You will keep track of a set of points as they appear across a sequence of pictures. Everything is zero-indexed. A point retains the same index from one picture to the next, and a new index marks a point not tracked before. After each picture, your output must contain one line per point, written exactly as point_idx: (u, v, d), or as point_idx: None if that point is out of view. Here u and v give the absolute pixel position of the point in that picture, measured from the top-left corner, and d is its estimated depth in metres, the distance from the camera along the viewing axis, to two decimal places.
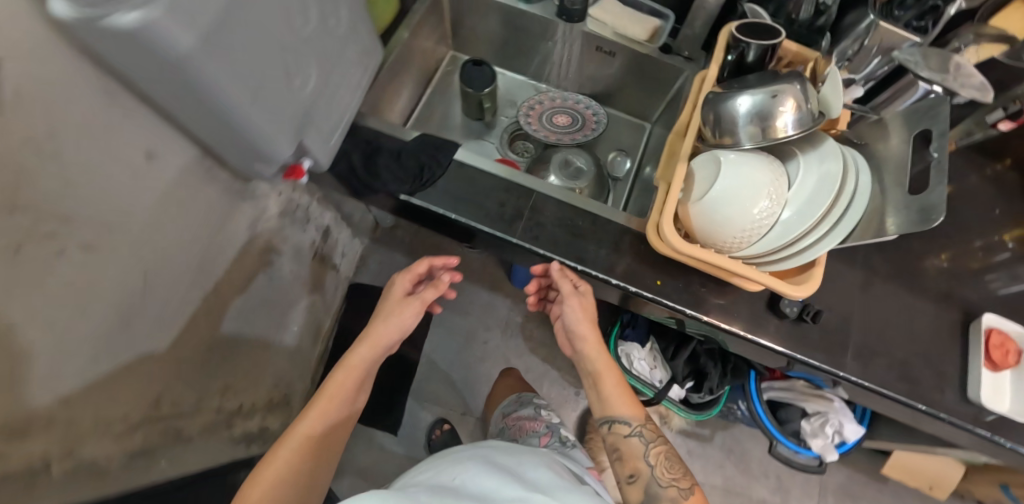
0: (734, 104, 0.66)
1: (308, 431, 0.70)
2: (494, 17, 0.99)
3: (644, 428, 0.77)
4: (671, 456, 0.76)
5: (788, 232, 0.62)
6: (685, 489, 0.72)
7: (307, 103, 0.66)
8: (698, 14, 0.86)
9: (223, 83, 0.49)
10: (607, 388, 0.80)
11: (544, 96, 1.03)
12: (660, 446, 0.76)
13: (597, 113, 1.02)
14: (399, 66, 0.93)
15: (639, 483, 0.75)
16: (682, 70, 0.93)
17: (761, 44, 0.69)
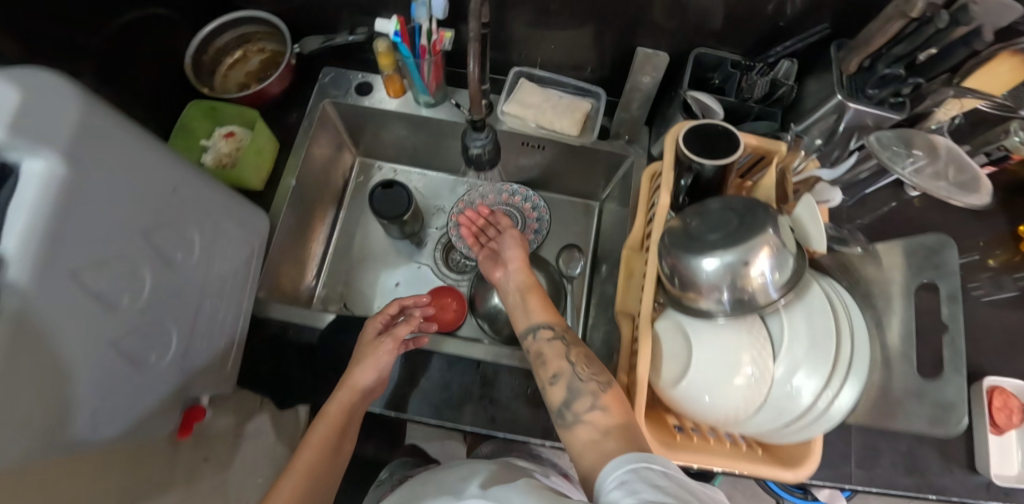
0: (695, 262, 0.52)
1: (304, 476, 0.57)
2: (397, 126, 0.84)
3: (565, 331, 0.61)
4: (592, 358, 0.58)
5: (782, 418, 0.52)
6: (600, 390, 0.53)
7: (192, 328, 0.54)
8: (632, 95, 0.74)
9: (76, 366, 0.37)
10: (529, 297, 0.66)
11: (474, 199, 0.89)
12: (580, 348, 0.59)
13: (539, 208, 0.88)
14: (297, 212, 0.79)
15: (560, 381, 0.56)
16: (624, 156, 0.80)
17: (718, 164, 0.57)
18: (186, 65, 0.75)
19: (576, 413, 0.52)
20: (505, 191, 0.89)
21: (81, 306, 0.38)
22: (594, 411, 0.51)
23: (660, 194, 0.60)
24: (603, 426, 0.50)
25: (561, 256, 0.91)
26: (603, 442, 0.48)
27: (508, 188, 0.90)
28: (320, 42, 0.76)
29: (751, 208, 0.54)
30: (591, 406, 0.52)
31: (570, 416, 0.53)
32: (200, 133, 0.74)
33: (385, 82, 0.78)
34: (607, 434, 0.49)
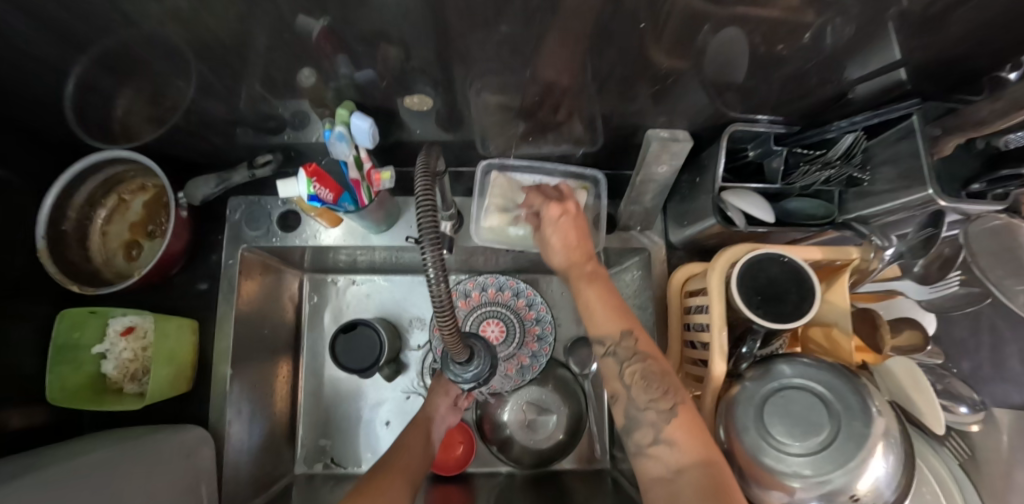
0: (789, 479, 0.42)
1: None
2: (344, 253, 0.64)
3: (621, 343, 0.45)
4: (651, 374, 0.43)
5: None
6: (671, 408, 0.41)
7: None
8: (646, 188, 0.56)
9: None
10: (585, 292, 0.49)
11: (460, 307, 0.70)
12: (639, 364, 0.44)
13: (537, 305, 0.70)
14: (252, 390, 0.63)
15: (617, 404, 0.44)
16: (639, 250, 0.63)
17: (784, 328, 0.45)
18: (39, 249, 0.54)
19: (640, 446, 0.41)
20: (493, 289, 0.70)
21: None
22: (658, 447, 0.40)
23: (713, 361, 0.47)
24: (676, 465, 0.38)
25: (571, 355, 0.73)
26: (677, 485, 0.37)
27: (496, 285, 0.70)
28: (212, 187, 0.56)
29: (841, 394, 0.44)
30: (655, 439, 0.40)
31: (633, 447, 0.42)
32: (89, 339, 0.56)
33: (318, 217, 0.57)
34: (680, 473, 0.37)
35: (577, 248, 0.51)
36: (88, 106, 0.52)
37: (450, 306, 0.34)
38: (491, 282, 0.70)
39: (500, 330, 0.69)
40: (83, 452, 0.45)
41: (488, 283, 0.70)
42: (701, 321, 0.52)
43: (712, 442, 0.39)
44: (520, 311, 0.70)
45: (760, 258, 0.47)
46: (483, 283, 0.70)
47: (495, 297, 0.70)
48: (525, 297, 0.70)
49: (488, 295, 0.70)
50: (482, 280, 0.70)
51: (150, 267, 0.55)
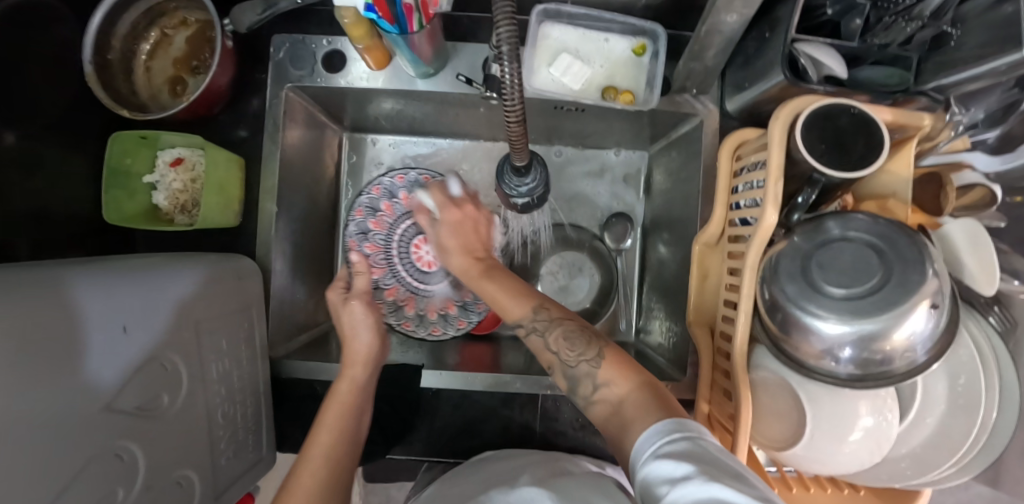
0: (824, 320, 0.42)
1: (337, 456, 0.46)
2: (388, 101, 0.65)
3: (536, 318, 0.48)
4: (573, 333, 0.46)
5: (920, 471, 0.46)
6: (597, 357, 0.44)
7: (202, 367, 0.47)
8: (710, 40, 0.52)
9: (30, 411, 0.30)
10: (485, 285, 0.53)
11: (371, 228, 0.70)
12: (558, 330, 0.47)
13: None
14: (294, 237, 0.65)
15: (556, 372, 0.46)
16: (692, 115, 0.62)
17: (845, 176, 0.44)
18: (87, 74, 0.54)
19: (586, 398, 0.43)
20: (405, 193, 0.70)
21: (48, 346, 0.32)
22: (600, 391, 0.42)
23: (765, 212, 0.46)
24: (616, 400, 0.41)
25: (607, 229, 0.76)
26: (620, 413, 0.39)
27: (430, 186, 0.70)
28: (257, 14, 0.54)
29: (896, 243, 0.43)
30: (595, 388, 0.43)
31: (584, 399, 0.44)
32: (140, 169, 0.57)
33: (364, 56, 0.57)
34: (621, 402, 0.40)
35: (467, 251, 0.57)
36: None
37: (521, 99, 0.34)
38: (399, 181, 0.69)
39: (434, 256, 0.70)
40: (173, 256, 0.49)
41: (419, 180, 0.69)
42: (753, 178, 0.51)
43: (643, 375, 0.42)
44: None
45: (828, 106, 0.45)
46: (405, 182, 0.69)
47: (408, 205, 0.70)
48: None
49: (400, 201, 0.70)
50: (388, 182, 0.70)
51: (199, 94, 0.55)
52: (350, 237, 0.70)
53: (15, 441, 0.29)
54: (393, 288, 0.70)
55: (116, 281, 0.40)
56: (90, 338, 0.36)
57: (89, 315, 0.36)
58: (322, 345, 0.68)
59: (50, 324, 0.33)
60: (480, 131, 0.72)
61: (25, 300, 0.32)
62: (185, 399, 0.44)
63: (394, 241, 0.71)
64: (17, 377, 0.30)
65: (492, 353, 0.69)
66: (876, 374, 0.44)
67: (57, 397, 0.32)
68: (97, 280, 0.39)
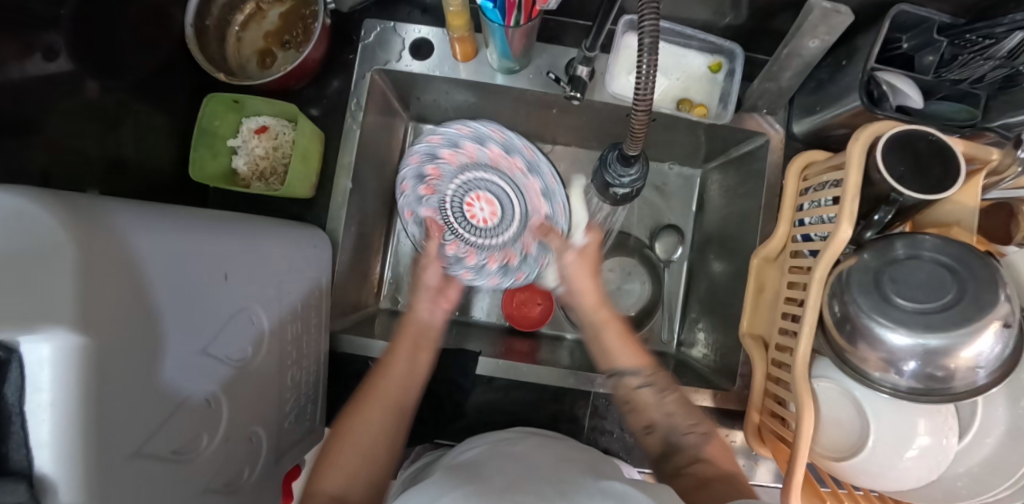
0: (893, 333, 0.44)
1: (388, 412, 0.50)
2: (462, 93, 0.67)
3: (653, 375, 0.55)
4: (686, 404, 0.54)
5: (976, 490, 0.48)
6: (705, 434, 0.51)
7: (279, 328, 0.47)
8: (789, 62, 0.56)
9: (145, 341, 0.30)
10: (603, 332, 0.60)
11: (424, 194, 0.71)
12: (674, 395, 0.54)
13: (526, 153, 0.70)
14: (358, 216, 0.66)
15: (656, 434, 0.52)
16: (758, 135, 0.64)
17: (921, 198, 0.46)
18: (187, 36, 0.56)
19: (677, 467, 0.49)
20: (468, 143, 0.70)
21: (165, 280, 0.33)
22: (698, 463, 0.48)
23: (838, 226, 0.48)
24: (706, 476, 0.47)
25: (657, 239, 0.78)
26: (708, 488, 0.45)
27: (501, 142, 0.70)
28: None
29: (970, 265, 0.45)
30: (695, 459, 0.49)
31: (671, 469, 0.50)
32: (225, 132, 0.59)
33: (453, 45, 0.59)
34: (711, 479, 0.46)
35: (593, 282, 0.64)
36: None
37: (652, 94, 0.36)
38: (497, 135, 0.69)
39: (495, 210, 0.71)
40: (256, 217, 0.50)
41: (490, 135, 0.69)
42: (822, 196, 0.53)
43: (736, 467, 0.49)
44: (494, 158, 0.71)
45: (908, 132, 0.47)
46: (470, 133, 0.69)
47: (472, 157, 0.71)
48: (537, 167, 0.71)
49: (464, 152, 0.70)
50: (450, 133, 0.69)
51: (292, 66, 0.57)
52: (403, 207, 0.71)
53: (128, 365, 0.29)
54: (440, 227, 0.71)
55: (223, 230, 0.41)
56: (197, 281, 0.36)
57: (196, 259, 0.36)
58: (372, 325, 0.68)
59: (170, 259, 0.33)
60: (544, 132, 0.74)
61: (129, 231, 0.30)
62: (264, 355, 0.45)
63: (450, 200, 0.71)
64: (140, 303, 0.30)
65: (539, 349, 0.70)
66: (943, 391, 0.45)
67: (166, 330, 0.33)
68: (207, 226, 0.40)
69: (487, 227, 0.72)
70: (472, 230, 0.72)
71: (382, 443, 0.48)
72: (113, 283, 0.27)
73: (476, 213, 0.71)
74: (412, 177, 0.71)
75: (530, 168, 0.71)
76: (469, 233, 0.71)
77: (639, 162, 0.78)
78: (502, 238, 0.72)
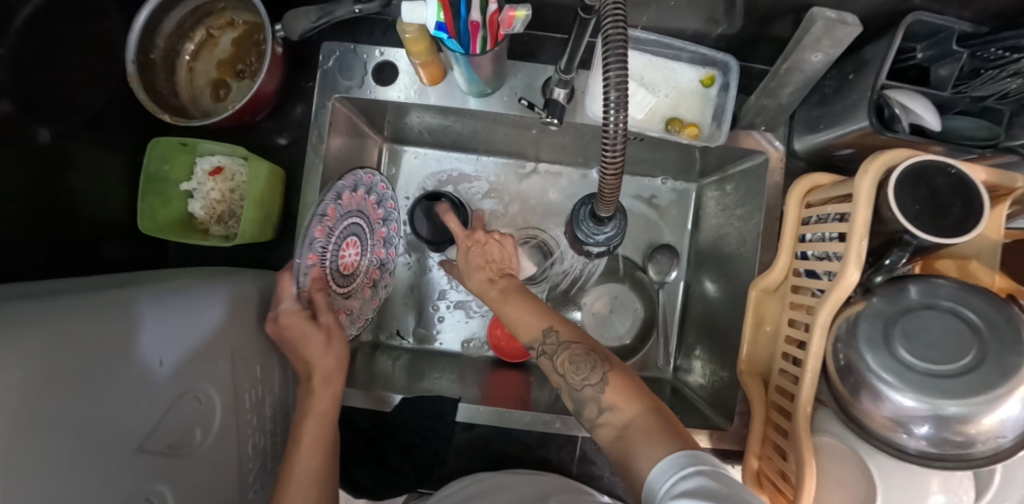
0: (902, 394, 0.40)
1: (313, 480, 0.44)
2: (433, 117, 0.61)
3: (546, 340, 0.46)
4: (579, 355, 0.43)
5: None
6: (603, 381, 0.41)
7: (230, 399, 0.44)
8: (789, 78, 0.50)
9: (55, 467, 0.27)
10: (505, 310, 0.49)
11: (315, 235, 0.49)
12: (574, 348, 0.44)
13: (387, 202, 0.62)
14: None
15: (563, 395, 0.44)
16: (756, 153, 0.58)
17: (939, 241, 0.41)
18: (129, 74, 0.51)
19: (591, 421, 0.42)
20: (348, 192, 0.54)
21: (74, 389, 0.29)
22: (604, 415, 0.41)
23: (844, 269, 0.43)
24: (622, 424, 0.39)
25: (650, 260, 0.73)
26: (625, 438, 0.38)
27: (370, 185, 0.57)
28: (311, 21, 0.51)
29: (994, 322, 0.40)
30: (600, 411, 0.41)
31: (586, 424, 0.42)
32: (177, 175, 0.54)
33: (418, 70, 0.53)
34: (628, 427, 0.39)
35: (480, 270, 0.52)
36: None
37: (622, 146, 0.31)
38: (369, 178, 0.57)
39: (356, 256, 0.57)
40: (201, 278, 0.46)
41: (344, 187, 0.52)
42: (826, 230, 0.48)
43: (650, 400, 0.40)
44: (369, 209, 0.58)
45: (925, 164, 0.42)
46: (358, 180, 0.54)
47: (351, 205, 0.55)
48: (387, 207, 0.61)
49: (342, 203, 0.53)
50: (325, 204, 0.49)
51: (244, 102, 0.52)
52: (299, 258, 0.46)
53: (43, 489, 0.26)
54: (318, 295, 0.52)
55: (166, 309, 0.39)
56: (122, 377, 0.33)
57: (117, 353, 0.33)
58: None
59: (81, 361, 0.30)
60: (526, 150, 0.69)
61: (30, 346, 0.27)
62: (216, 435, 0.42)
63: (331, 247, 0.52)
64: (46, 423, 0.27)
65: (527, 384, 0.66)
66: (955, 455, 0.41)
67: (91, 435, 0.30)
68: (148, 308, 0.37)
69: (346, 275, 0.57)
70: (337, 279, 0.55)
71: None
72: (13, 404, 0.25)
73: (344, 260, 0.55)
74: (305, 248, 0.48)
75: (381, 207, 0.61)
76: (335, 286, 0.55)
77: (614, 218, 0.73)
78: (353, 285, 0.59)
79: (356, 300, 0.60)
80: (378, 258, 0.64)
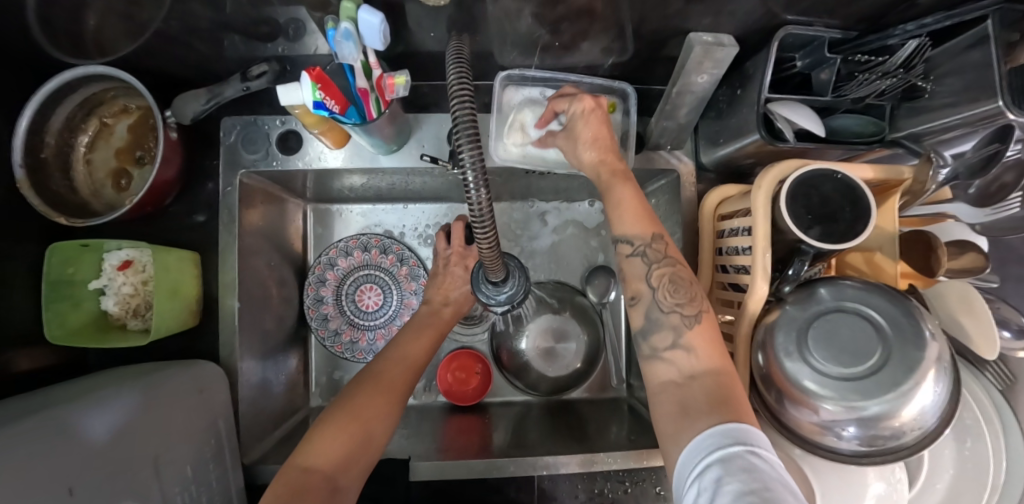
0: (823, 400, 0.40)
1: (352, 436, 0.43)
2: (352, 177, 0.61)
3: (651, 245, 0.43)
4: (680, 279, 0.42)
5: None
6: (694, 318, 0.41)
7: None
8: (682, 100, 0.51)
9: None
10: (620, 192, 0.45)
11: (321, 295, 0.71)
12: (671, 266, 0.43)
13: (392, 248, 0.71)
14: (262, 326, 0.61)
15: (638, 306, 0.43)
16: (668, 170, 0.60)
17: (836, 249, 0.42)
18: (18, 179, 0.49)
19: (655, 348, 0.41)
20: (343, 259, 0.71)
21: None
22: (676, 351, 0.40)
23: (755, 283, 0.45)
24: (689, 371, 0.39)
25: (590, 283, 0.74)
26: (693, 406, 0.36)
27: (360, 246, 0.71)
28: (202, 103, 0.50)
29: (894, 317, 0.41)
30: (673, 344, 0.40)
31: (646, 350, 0.42)
32: (83, 276, 0.52)
33: (321, 136, 0.53)
34: (694, 378, 0.38)
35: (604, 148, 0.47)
36: (56, 23, 0.45)
37: (489, 209, 0.31)
38: (354, 244, 0.71)
39: (379, 296, 0.72)
40: (105, 386, 0.44)
41: (333, 256, 0.71)
42: (737, 243, 0.50)
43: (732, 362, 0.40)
44: (373, 261, 0.71)
45: (812, 173, 0.43)
46: (349, 247, 0.71)
47: (353, 266, 0.71)
48: (392, 252, 0.71)
49: (341, 269, 0.71)
50: (314, 277, 0.70)
51: (143, 193, 0.51)
52: (306, 307, 0.70)
53: None
54: (348, 331, 0.71)
55: (66, 436, 0.36)
56: None
57: (24, 486, 0.31)
58: (301, 435, 0.64)
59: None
60: (451, 194, 0.70)
61: None
62: None
63: (344, 298, 0.71)
64: None
65: (483, 426, 0.66)
66: (885, 450, 0.41)
67: None
68: (43, 435, 0.35)
69: (374, 311, 0.72)
70: (364, 316, 0.72)
71: (357, 451, 0.42)
72: None
73: (366, 303, 0.72)
74: (312, 305, 0.71)
75: (389, 254, 0.71)
76: (366, 320, 0.72)
77: (548, 247, 0.75)
78: (382, 319, 0.72)
79: (395, 326, 0.72)
80: (411, 291, 0.72)
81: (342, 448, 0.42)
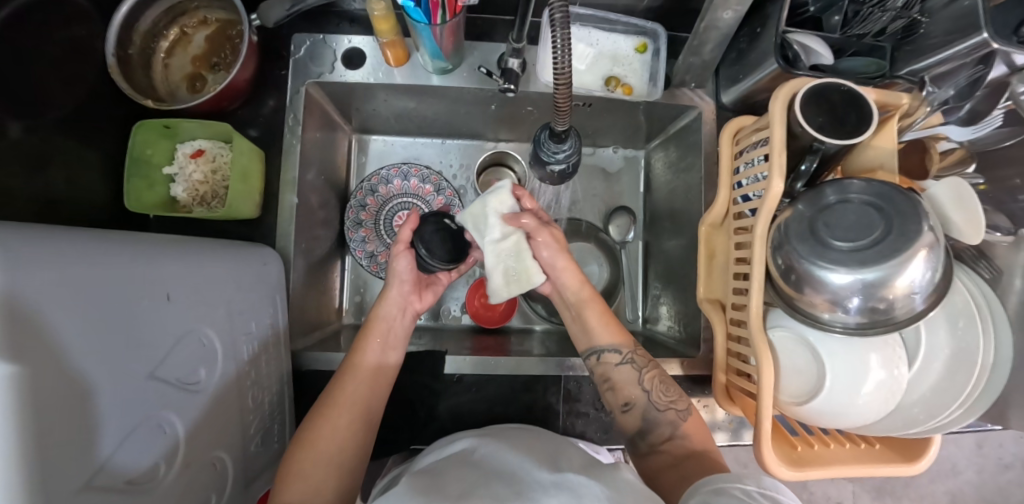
0: (833, 268, 0.46)
1: (330, 462, 0.47)
2: (404, 100, 0.67)
3: (635, 352, 0.56)
4: (666, 380, 0.55)
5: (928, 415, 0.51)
6: (685, 411, 0.54)
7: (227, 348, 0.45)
8: (708, 34, 0.56)
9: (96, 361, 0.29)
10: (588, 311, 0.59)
11: (362, 219, 0.75)
12: (654, 371, 0.56)
13: (429, 178, 0.76)
14: (310, 232, 0.65)
15: (634, 410, 0.54)
16: (691, 108, 0.67)
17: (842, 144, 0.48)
18: (110, 66, 0.54)
19: (653, 444, 0.53)
20: (383, 186, 0.76)
21: (104, 293, 0.31)
22: (674, 440, 0.52)
23: (771, 180, 0.50)
24: (681, 455, 0.50)
25: (610, 222, 0.80)
26: (683, 467, 0.49)
27: (400, 175, 0.76)
28: (285, 9, 0.57)
29: (890, 198, 0.47)
30: (672, 435, 0.52)
31: (647, 445, 0.53)
32: (159, 160, 0.57)
33: (384, 52, 0.60)
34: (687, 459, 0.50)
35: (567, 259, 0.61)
36: None
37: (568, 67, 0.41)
38: (394, 172, 0.76)
39: None
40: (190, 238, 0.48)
41: (374, 182, 0.75)
42: (753, 156, 0.55)
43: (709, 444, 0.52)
44: (412, 190, 0.76)
45: (821, 85, 0.50)
46: (390, 176, 0.76)
47: (391, 194, 0.76)
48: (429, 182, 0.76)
49: (381, 195, 0.76)
50: (354, 201, 0.75)
51: (220, 89, 0.56)
52: (346, 229, 0.74)
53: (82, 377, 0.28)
54: (384, 254, 0.75)
55: (171, 257, 0.40)
56: (139, 299, 0.35)
57: (136, 279, 0.35)
58: (337, 341, 0.67)
59: (116, 273, 0.33)
60: (488, 129, 0.75)
61: (66, 253, 0.29)
62: (218, 377, 0.43)
63: (381, 222, 0.76)
64: (88, 312, 0.29)
65: (505, 344, 0.70)
66: (880, 323, 0.47)
67: (119, 348, 0.32)
68: (148, 247, 0.39)
69: None
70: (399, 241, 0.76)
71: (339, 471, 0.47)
72: (62, 292, 0.27)
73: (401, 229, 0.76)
74: (351, 227, 0.75)
75: (426, 184, 0.76)
76: None
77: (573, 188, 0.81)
78: None
79: None
80: None
81: (317, 473, 0.46)
